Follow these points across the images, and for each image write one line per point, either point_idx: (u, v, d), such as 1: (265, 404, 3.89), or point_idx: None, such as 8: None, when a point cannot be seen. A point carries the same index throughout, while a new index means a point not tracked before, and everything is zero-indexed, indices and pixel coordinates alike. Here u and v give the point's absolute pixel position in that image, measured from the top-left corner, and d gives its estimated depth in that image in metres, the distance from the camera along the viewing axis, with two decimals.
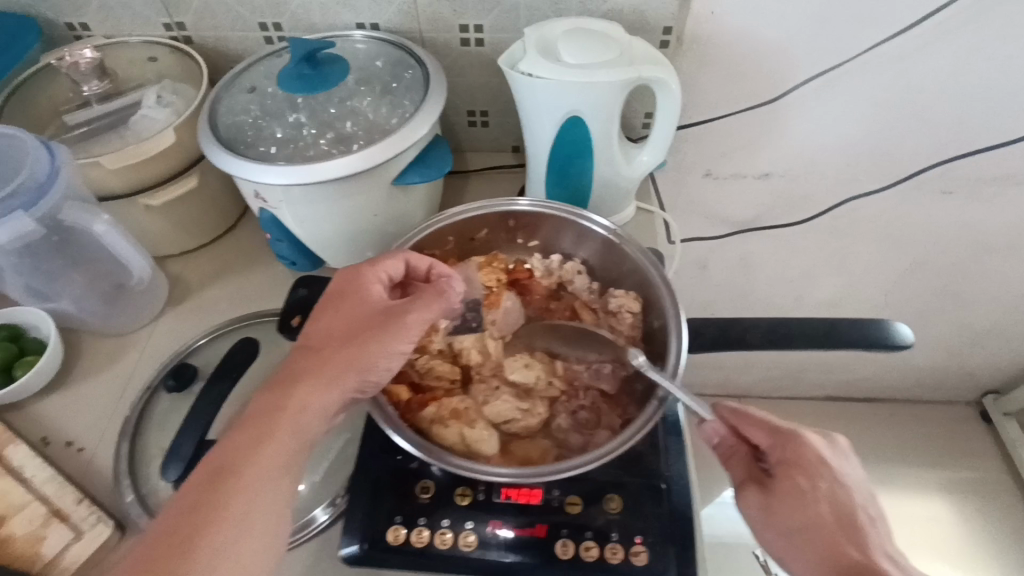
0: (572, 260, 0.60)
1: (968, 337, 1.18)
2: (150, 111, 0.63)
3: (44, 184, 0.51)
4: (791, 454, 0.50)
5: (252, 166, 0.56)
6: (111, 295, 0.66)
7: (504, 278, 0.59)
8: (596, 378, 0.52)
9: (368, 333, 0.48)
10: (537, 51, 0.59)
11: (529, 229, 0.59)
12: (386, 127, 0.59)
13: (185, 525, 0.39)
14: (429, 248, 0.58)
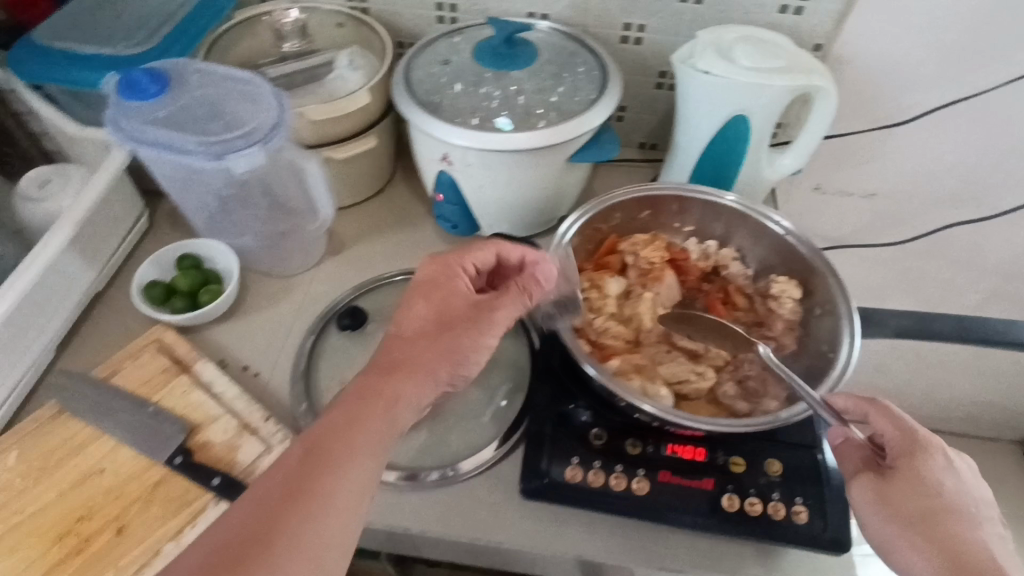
0: (727, 246, 0.65)
1: None
2: (343, 72, 0.67)
3: (278, 124, 0.56)
4: (913, 450, 0.49)
5: (450, 131, 0.61)
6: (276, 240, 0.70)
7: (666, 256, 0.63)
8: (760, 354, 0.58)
9: (458, 323, 0.51)
10: (714, 52, 0.63)
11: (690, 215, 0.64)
12: (568, 107, 0.64)
13: (278, 504, 0.39)
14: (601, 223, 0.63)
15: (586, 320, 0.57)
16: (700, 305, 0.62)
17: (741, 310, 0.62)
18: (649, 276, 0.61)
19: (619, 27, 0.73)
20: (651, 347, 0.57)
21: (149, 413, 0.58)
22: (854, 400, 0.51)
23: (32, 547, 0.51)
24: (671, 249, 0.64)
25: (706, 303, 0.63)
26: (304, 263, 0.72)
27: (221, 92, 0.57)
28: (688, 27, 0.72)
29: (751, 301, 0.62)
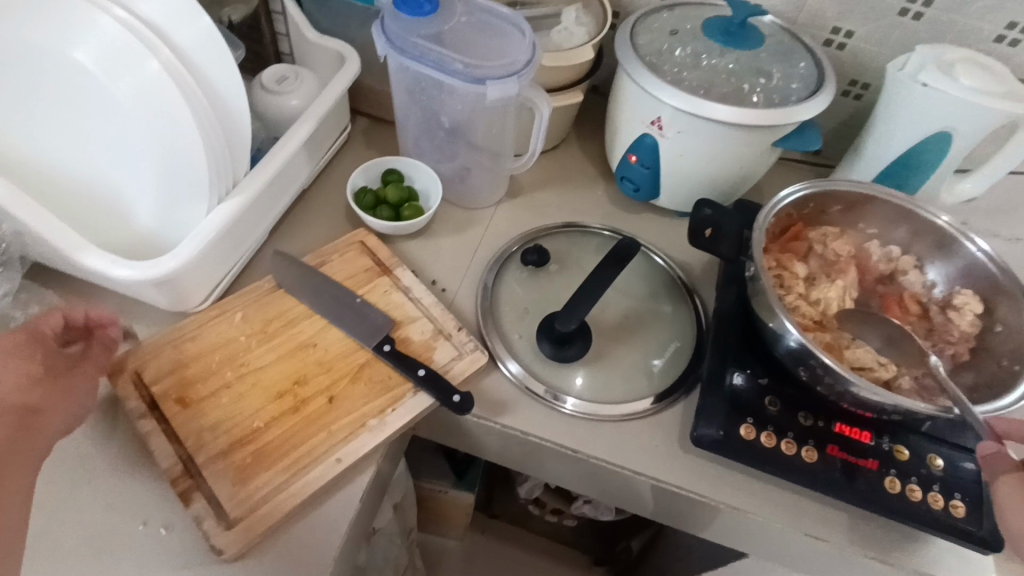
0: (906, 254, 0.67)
1: None
2: (570, 28, 0.72)
3: (533, 59, 0.59)
4: None
5: (673, 94, 0.64)
6: (467, 171, 0.74)
7: (851, 251, 0.65)
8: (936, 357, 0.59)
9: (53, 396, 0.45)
10: (936, 67, 0.66)
11: (876, 216, 0.67)
12: (785, 96, 0.66)
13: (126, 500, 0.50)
14: (793, 209, 0.65)
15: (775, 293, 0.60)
16: (875, 303, 0.65)
17: (915, 315, 0.64)
18: (833, 268, 0.64)
19: (828, 30, 0.76)
20: (834, 331, 0.60)
21: (357, 303, 0.60)
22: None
23: (256, 396, 0.54)
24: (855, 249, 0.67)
25: (881, 303, 0.65)
26: (489, 197, 0.75)
27: (487, 26, 0.62)
28: (896, 41, 0.75)
29: (927, 309, 0.64)
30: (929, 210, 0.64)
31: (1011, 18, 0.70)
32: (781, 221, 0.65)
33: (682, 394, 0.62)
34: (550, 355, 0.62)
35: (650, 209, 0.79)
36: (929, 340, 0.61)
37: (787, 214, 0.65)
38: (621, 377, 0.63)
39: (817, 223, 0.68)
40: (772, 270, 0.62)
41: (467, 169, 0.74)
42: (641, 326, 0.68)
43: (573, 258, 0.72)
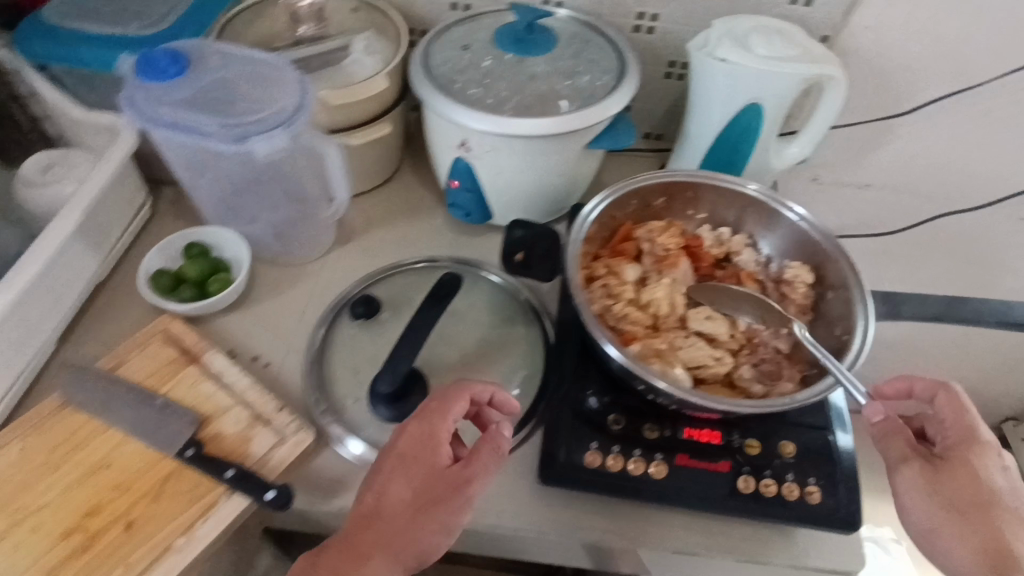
0: (739, 233, 0.66)
1: None
2: (360, 58, 0.67)
3: (300, 107, 0.54)
4: (964, 438, 0.55)
5: (470, 115, 0.61)
6: (286, 228, 0.69)
7: (680, 242, 0.64)
8: (776, 338, 0.58)
9: (436, 504, 0.46)
10: (730, 41, 0.64)
11: (701, 201, 0.65)
12: (590, 94, 0.64)
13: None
14: (615, 211, 0.63)
15: (604, 306, 0.59)
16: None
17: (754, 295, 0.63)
18: (663, 263, 0.62)
19: (633, 16, 0.74)
20: (669, 333, 0.58)
21: (156, 405, 0.54)
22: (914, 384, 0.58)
23: (38, 544, 0.47)
24: (686, 238, 0.65)
25: (720, 288, 0.63)
26: (314, 249, 0.71)
27: (244, 71, 0.56)
28: (700, 18, 0.74)
29: (763, 287, 0.63)
30: (735, 181, 0.62)
31: None
32: (605, 228, 0.63)
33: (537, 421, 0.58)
34: (389, 417, 0.56)
35: (492, 228, 0.76)
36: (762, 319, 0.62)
37: (610, 215, 0.63)
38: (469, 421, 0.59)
39: (646, 218, 0.67)
40: (600, 281, 0.60)
41: (287, 224, 0.69)
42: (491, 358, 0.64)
43: (408, 302, 0.65)
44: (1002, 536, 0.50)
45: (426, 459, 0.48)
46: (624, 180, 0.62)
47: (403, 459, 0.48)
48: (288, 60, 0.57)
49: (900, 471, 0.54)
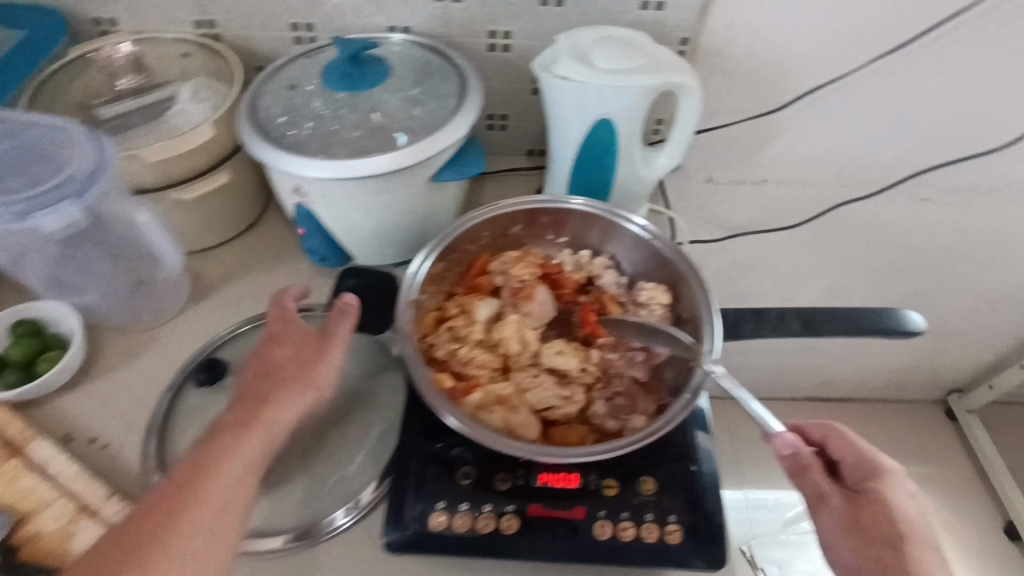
0: (600, 255, 0.67)
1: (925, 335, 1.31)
2: (187, 106, 0.64)
3: (95, 174, 0.51)
4: (871, 473, 0.53)
5: (296, 161, 0.57)
6: (131, 292, 0.65)
7: (536, 271, 0.64)
8: (630, 365, 0.59)
9: (284, 396, 0.48)
10: (571, 57, 0.62)
11: (559, 227, 0.66)
12: (429, 123, 0.61)
13: (127, 543, 0.39)
14: (467, 243, 0.63)
15: (450, 351, 0.58)
16: (575, 318, 0.63)
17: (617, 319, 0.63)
18: (519, 295, 0.62)
19: (485, 35, 0.72)
20: (520, 371, 0.58)
21: None
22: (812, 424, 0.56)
23: None
24: (543, 264, 0.65)
25: (582, 315, 0.63)
26: (163, 312, 0.67)
27: (41, 144, 0.52)
28: (553, 31, 0.71)
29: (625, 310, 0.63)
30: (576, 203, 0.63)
31: None
32: (460, 261, 0.64)
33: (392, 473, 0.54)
34: None
35: None
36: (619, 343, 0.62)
37: (461, 248, 0.63)
38: None
39: (505, 246, 0.67)
40: (450, 322, 0.60)
41: (133, 288, 0.65)
42: None
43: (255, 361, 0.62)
44: (929, 569, 0.48)
45: (289, 347, 0.52)
46: (477, 209, 0.62)
47: (258, 368, 0.51)
48: (85, 125, 0.54)
49: (820, 514, 0.51)
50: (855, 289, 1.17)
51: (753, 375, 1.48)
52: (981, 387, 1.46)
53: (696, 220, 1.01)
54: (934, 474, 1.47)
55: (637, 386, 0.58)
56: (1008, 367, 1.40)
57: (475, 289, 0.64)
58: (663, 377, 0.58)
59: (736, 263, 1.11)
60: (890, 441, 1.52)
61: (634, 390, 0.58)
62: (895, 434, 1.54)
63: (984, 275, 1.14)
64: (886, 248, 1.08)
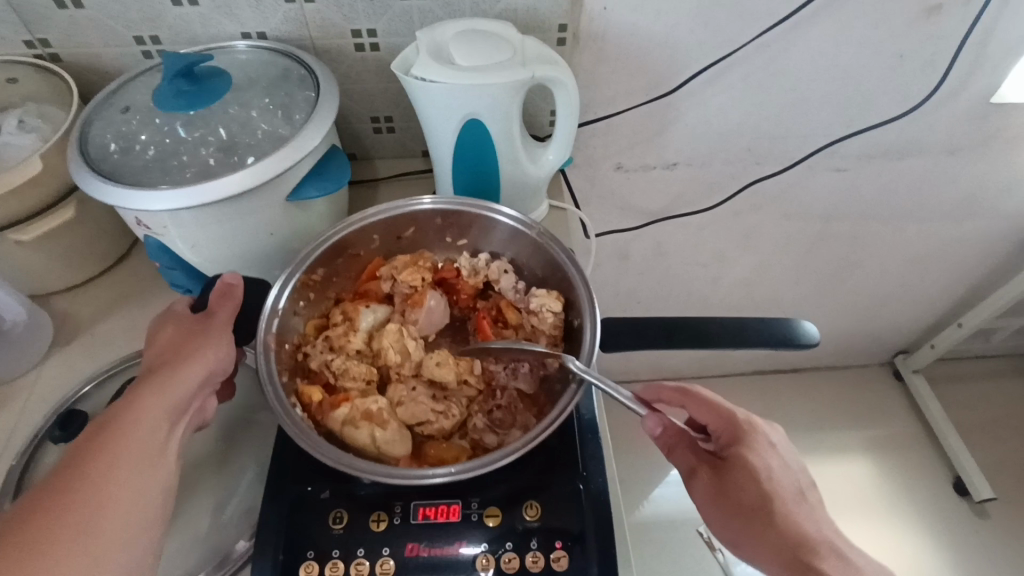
0: (499, 259, 0.64)
1: (861, 302, 1.31)
2: (13, 138, 0.58)
3: None
4: (733, 433, 0.52)
5: (128, 193, 0.52)
6: None
7: (427, 277, 0.62)
8: (513, 377, 0.57)
9: (183, 360, 0.47)
10: (428, 55, 0.58)
11: (455, 231, 0.63)
12: (279, 136, 0.57)
13: (34, 530, 0.37)
14: (354, 247, 0.60)
15: (323, 362, 0.56)
16: (470, 326, 0.62)
17: (513, 327, 0.60)
18: (408, 302, 0.61)
19: (349, 35, 0.67)
20: (399, 383, 0.56)
21: None
22: (666, 391, 0.55)
23: None
24: (438, 269, 0.63)
25: (476, 323, 0.62)
26: (21, 363, 0.61)
27: None
28: (420, 25, 0.67)
29: (521, 318, 0.60)
30: (485, 210, 0.59)
31: None
32: (349, 266, 0.62)
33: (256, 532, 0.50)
34: None
35: None
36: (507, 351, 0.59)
37: (346, 254, 0.60)
38: None
39: (401, 250, 0.64)
40: (329, 330, 0.59)
41: None
42: None
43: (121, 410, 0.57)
44: (795, 527, 0.48)
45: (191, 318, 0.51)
46: (344, 221, 0.58)
47: (161, 343, 0.49)
48: None
49: (692, 485, 0.51)
50: (785, 262, 1.16)
51: (702, 353, 1.47)
52: (925, 346, 1.47)
53: (613, 208, 0.98)
54: (886, 437, 1.48)
55: (520, 399, 0.56)
56: (949, 325, 1.41)
57: (365, 295, 0.63)
58: (550, 390, 0.56)
59: (663, 247, 1.09)
60: (840, 407, 1.53)
61: (517, 402, 0.56)
62: (847, 399, 1.55)
63: (909, 238, 1.13)
64: (809, 220, 1.06)
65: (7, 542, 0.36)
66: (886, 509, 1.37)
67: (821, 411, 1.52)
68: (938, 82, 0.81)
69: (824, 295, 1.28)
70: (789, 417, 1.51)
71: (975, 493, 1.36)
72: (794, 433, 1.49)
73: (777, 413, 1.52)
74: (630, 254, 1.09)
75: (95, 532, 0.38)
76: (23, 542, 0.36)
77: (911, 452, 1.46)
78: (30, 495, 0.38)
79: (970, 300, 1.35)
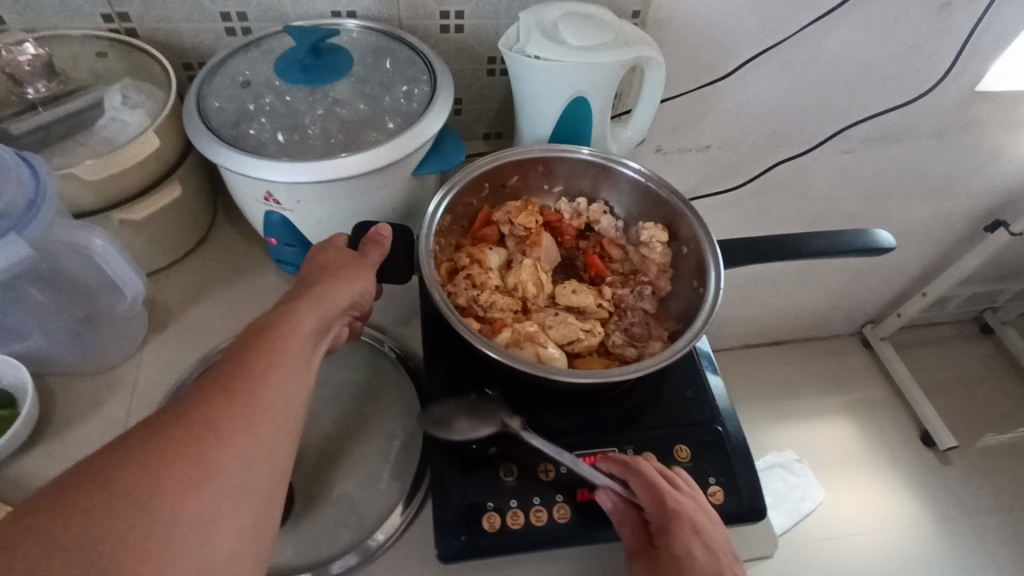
0: (596, 201, 0.68)
1: (845, 276, 1.44)
2: (119, 114, 0.56)
3: (34, 203, 0.44)
4: (667, 520, 0.48)
5: (271, 165, 0.52)
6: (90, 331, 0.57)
7: (539, 219, 0.64)
8: (639, 300, 0.62)
9: (326, 284, 0.46)
10: (539, 34, 0.60)
11: (555, 177, 0.67)
12: (404, 112, 0.59)
13: (192, 424, 0.34)
14: (470, 197, 0.63)
15: (470, 298, 0.57)
16: (580, 262, 0.67)
17: (618, 261, 0.66)
18: (527, 243, 0.63)
19: (437, 16, 0.68)
20: (540, 311, 0.60)
21: None
22: (613, 463, 0.51)
23: None
24: (542, 213, 0.66)
25: (585, 259, 0.67)
26: (126, 343, 0.59)
27: None
28: (507, 9, 0.69)
29: (625, 251, 0.66)
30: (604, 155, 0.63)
31: None
32: (464, 213, 0.64)
33: (423, 492, 0.54)
34: None
35: None
36: (626, 283, 0.64)
37: (463, 205, 0.63)
38: (347, 508, 0.52)
39: (504, 198, 0.67)
40: (466, 270, 0.59)
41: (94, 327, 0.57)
42: (361, 427, 0.57)
43: None
44: None
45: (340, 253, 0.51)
46: (485, 157, 0.62)
47: (310, 268, 0.49)
48: (34, 154, 0.47)
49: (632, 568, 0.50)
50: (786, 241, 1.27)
51: None
52: (891, 316, 1.63)
53: None
54: (862, 399, 1.63)
55: (647, 317, 0.62)
56: (914, 295, 1.56)
57: (482, 241, 0.64)
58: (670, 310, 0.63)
59: None
60: (819, 374, 1.67)
61: (647, 320, 0.62)
62: (823, 366, 1.69)
63: (893, 216, 1.25)
64: (813, 201, 1.16)
65: (183, 426, 0.33)
66: (865, 463, 1.52)
67: (803, 380, 1.66)
68: (944, 69, 0.92)
69: (814, 271, 1.40)
70: (776, 386, 1.64)
71: (940, 443, 1.51)
72: (782, 400, 1.62)
73: (764, 383, 1.65)
74: None
75: (262, 428, 0.36)
76: (200, 426, 0.33)
77: (884, 411, 1.62)
78: (197, 387, 0.36)
79: (933, 271, 1.49)
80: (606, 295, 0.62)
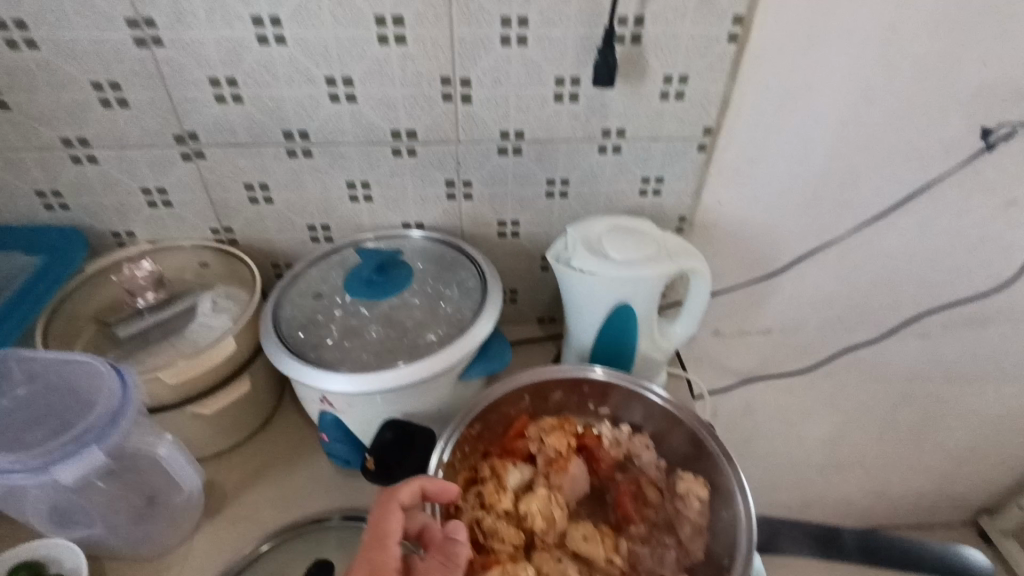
0: (639, 432, 0.64)
1: (948, 468, 1.27)
2: (207, 319, 0.64)
3: (116, 418, 0.50)
4: None
5: (325, 375, 0.56)
6: (146, 516, 0.60)
7: (572, 441, 0.62)
8: (660, 564, 0.55)
9: None
10: (584, 249, 0.64)
11: (597, 398, 0.65)
12: (455, 319, 0.63)
13: None
14: (505, 407, 0.63)
15: (474, 519, 0.55)
16: (609, 500, 0.60)
17: (653, 505, 0.59)
18: (553, 466, 0.59)
19: (495, 224, 0.75)
20: (544, 551, 0.54)
21: None
22: None
23: None
24: (579, 434, 0.63)
25: (616, 496, 0.60)
26: (175, 535, 0.62)
27: (73, 378, 0.52)
28: (559, 217, 0.75)
29: (663, 498, 0.59)
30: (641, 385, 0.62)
31: (642, 176, 0.72)
32: (499, 421, 0.63)
33: None
34: None
35: None
36: (652, 534, 0.57)
37: (498, 413, 0.63)
38: None
39: (545, 411, 0.66)
40: (480, 485, 0.58)
41: (148, 513, 0.60)
42: None
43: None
44: None
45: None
46: (522, 373, 0.62)
47: None
48: (126, 364, 0.53)
49: None
50: (870, 425, 1.16)
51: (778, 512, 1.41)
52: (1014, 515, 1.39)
53: (706, 368, 1.02)
54: None
55: None
56: None
57: (511, 453, 0.62)
58: None
59: (749, 406, 1.10)
60: None
61: None
62: None
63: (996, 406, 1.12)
64: (895, 387, 1.07)
65: None
66: None
67: None
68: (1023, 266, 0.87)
69: (909, 460, 1.25)
70: None
71: None
72: None
73: None
74: (717, 412, 1.10)
75: None
76: None
77: None
78: None
79: None
80: (626, 546, 0.56)
